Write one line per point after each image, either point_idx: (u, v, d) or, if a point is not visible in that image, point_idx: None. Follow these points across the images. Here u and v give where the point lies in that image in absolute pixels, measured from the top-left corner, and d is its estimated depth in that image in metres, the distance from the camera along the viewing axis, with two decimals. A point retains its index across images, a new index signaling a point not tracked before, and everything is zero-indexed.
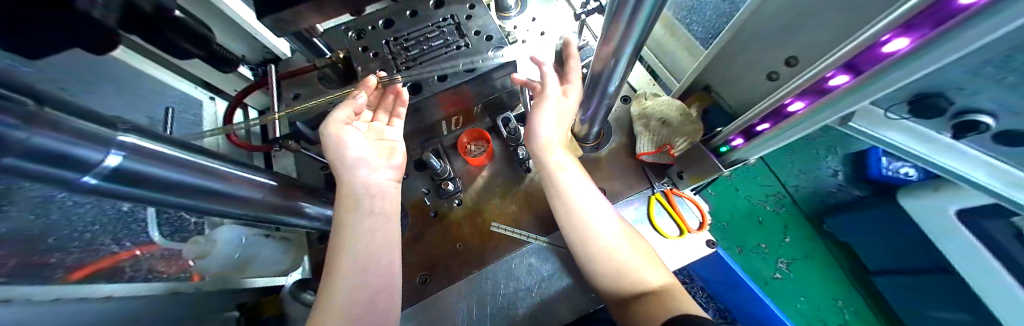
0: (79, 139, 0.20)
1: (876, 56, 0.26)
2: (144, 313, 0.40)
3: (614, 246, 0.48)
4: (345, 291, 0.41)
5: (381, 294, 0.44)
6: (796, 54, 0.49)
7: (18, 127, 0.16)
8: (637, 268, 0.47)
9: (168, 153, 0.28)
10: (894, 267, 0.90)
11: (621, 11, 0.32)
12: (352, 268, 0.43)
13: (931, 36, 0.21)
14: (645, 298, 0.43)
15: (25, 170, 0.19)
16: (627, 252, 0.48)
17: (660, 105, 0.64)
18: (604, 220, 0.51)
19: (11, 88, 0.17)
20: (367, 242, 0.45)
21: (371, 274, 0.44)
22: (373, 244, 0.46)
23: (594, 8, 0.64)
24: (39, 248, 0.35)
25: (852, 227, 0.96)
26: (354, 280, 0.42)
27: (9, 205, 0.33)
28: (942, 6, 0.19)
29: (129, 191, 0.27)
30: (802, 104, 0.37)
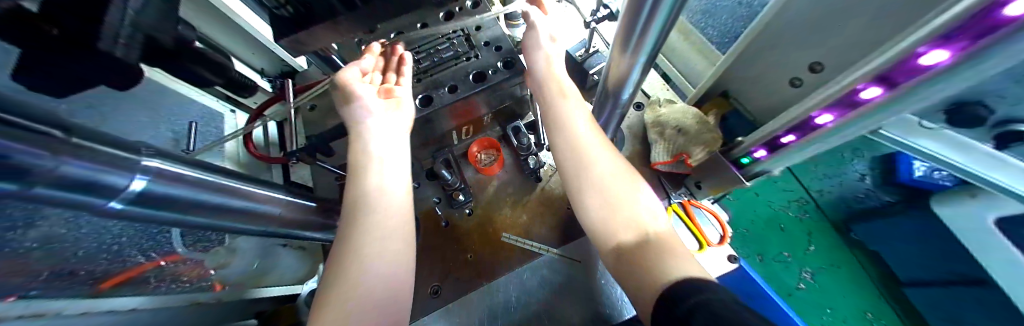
0: (105, 166, 0.21)
1: (914, 69, 0.24)
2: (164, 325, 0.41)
3: (618, 191, 0.42)
4: (354, 288, 0.37)
5: (394, 292, 0.39)
6: (820, 59, 0.47)
7: (40, 158, 0.17)
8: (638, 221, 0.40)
9: (191, 175, 0.29)
10: (926, 278, 0.83)
11: (634, 20, 0.31)
12: (360, 261, 0.38)
13: (976, 49, 0.19)
14: (644, 252, 0.37)
15: (52, 197, 0.20)
16: (632, 200, 0.41)
17: (675, 112, 0.62)
18: (609, 168, 0.44)
19: (39, 120, 0.18)
20: (377, 234, 0.41)
21: (384, 271, 0.39)
22: (381, 235, 0.41)
23: (606, 16, 0.62)
24: (70, 262, 0.37)
25: (882, 236, 0.90)
26: (361, 274, 0.38)
27: (43, 223, 0.35)
28: (979, 21, 0.17)
29: (149, 214, 0.27)
30: (831, 117, 0.34)
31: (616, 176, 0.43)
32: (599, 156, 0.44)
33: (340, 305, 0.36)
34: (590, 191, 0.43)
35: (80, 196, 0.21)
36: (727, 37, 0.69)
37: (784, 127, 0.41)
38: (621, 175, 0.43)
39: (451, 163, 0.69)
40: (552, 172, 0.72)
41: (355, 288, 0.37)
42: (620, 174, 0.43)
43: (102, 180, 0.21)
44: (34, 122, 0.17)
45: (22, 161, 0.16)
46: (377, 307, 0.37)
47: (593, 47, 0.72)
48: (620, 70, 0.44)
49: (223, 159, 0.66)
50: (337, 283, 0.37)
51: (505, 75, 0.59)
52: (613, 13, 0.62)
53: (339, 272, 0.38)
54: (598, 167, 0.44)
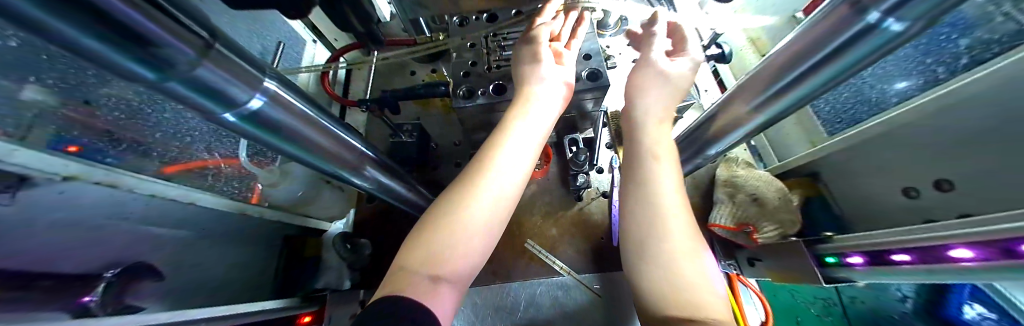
0: (230, 76, 0.22)
1: None
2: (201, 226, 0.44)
3: (678, 250, 0.36)
4: (439, 239, 0.32)
5: (469, 266, 0.34)
6: (948, 176, 0.39)
7: (180, 50, 0.17)
8: (694, 279, 0.34)
9: (297, 107, 0.28)
10: None
11: (789, 68, 0.27)
12: (456, 219, 0.33)
13: None
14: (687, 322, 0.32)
15: (178, 94, 0.20)
16: (693, 261, 0.36)
17: (755, 179, 0.56)
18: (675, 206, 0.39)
19: (193, 17, 0.18)
20: (484, 201, 0.35)
21: (471, 240, 0.33)
22: (488, 202, 0.35)
23: (714, 56, 0.57)
24: (148, 140, 0.41)
25: None
26: (453, 231, 0.33)
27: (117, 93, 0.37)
28: None
29: (251, 133, 0.27)
30: (972, 254, 0.27)
31: (682, 236, 0.37)
32: (668, 206, 0.39)
33: (423, 249, 0.32)
34: (649, 223, 0.38)
35: (203, 98, 0.21)
36: (840, 116, 0.62)
37: (903, 244, 0.33)
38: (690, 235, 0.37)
39: None
40: (595, 195, 0.69)
41: (442, 242, 0.32)
42: (683, 233, 0.37)
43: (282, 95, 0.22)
44: (193, 22, 0.18)
45: (167, 54, 0.16)
46: (447, 269, 0.32)
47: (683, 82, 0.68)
48: (727, 117, 0.40)
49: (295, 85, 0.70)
50: (428, 226, 0.34)
51: (583, 86, 0.55)
52: (725, 55, 0.57)
53: (434, 216, 0.34)
54: (663, 199, 0.39)
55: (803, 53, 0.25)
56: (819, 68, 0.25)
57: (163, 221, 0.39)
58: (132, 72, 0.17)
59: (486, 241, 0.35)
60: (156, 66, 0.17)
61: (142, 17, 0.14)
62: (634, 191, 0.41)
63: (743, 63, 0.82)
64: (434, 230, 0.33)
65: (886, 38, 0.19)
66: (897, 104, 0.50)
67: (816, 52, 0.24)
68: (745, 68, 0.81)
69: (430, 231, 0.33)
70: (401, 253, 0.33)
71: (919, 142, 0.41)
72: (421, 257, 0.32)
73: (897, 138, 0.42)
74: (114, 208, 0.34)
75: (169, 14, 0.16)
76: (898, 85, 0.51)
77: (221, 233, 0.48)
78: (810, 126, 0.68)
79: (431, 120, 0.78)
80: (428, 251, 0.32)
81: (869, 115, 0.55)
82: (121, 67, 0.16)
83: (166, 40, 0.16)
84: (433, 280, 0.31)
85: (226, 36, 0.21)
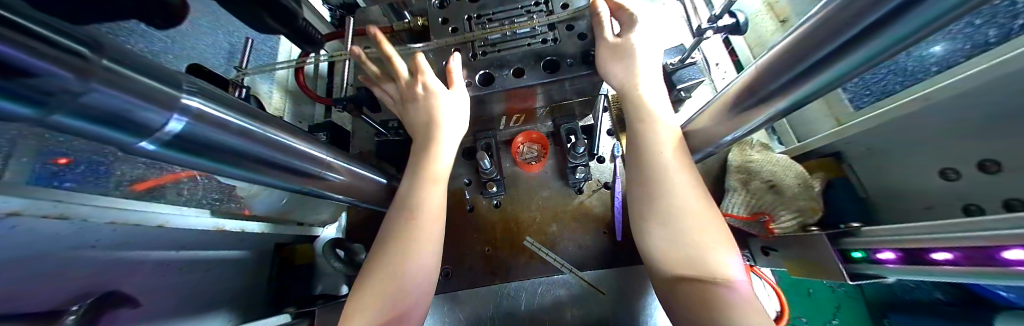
0: (145, 101, 0.18)
1: None
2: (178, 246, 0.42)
3: (687, 221, 0.36)
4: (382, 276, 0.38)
5: (418, 293, 0.39)
6: (997, 157, 0.36)
7: (69, 83, 0.14)
8: (714, 257, 0.33)
9: (232, 122, 0.25)
10: None
11: (824, 42, 0.22)
12: (399, 262, 0.39)
13: None
14: (697, 284, 0.33)
15: (76, 127, 0.17)
16: (708, 228, 0.35)
17: (773, 165, 0.51)
18: (683, 189, 0.38)
19: (67, 33, 0.14)
20: (419, 242, 0.41)
21: (414, 279, 0.39)
22: (419, 239, 0.41)
23: (726, 27, 0.50)
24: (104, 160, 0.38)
25: None
26: (401, 274, 0.39)
27: None
28: None
29: (180, 158, 0.24)
30: None
31: (699, 210, 0.36)
32: (681, 186, 0.38)
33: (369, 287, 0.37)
34: (662, 207, 0.37)
35: (109, 129, 0.18)
36: (868, 88, 0.55)
37: (946, 242, 0.29)
38: (700, 199, 0.37)
39: (492, 148, 0.63)
40: (596, 188, 0.65)
41: (393, 286, 0.37)
42: (696, 201, 0.37)
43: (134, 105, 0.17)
44: (67, 37, 0.14)
45: (51, 82, 0.13)
46: (403, 305, 0.37)
47: (690, 58, 0.61)
48: (738, 99, 0.35)
49: (272, 85, 0.69)
50: (375, 278, 0.38)
51: (580, 70, 0.50)
52: (741, 25, 0.50)
53: (375, 268, 0.39)
54: (671, 182, 0.38)
55: (844, 22, 0.20)
56: (860, 42, 0.20)
57: (137, 245, 0.38)
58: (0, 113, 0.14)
59: (426, 271, 0.41)
60: (31, 102, 0.13)
61: (11, 46, 0.11)
62: (643, 179, 0.40)
63: (758, 31, 0.74)
64: (381, 279, 0.38)
65: (952, 5, 0.15)
66: (939, 73, 0.44)
67: (859, 20, 0.19)
68: (761, 38, 0.73)
69: (379, 279, 0.38)
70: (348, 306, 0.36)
71: (970, 117, 0.35)
72: (374, 306, 0.36)
73: (943, 113, 0.37)
74: (80, 238, 0.32)
75: (48, 41, 0.13)
76: (937, 49, 0.45)
77: (204, 248, 0.46)
78: (835, 102, 0.62)
79: None
80: (384, 298, 0.36)
81: (904, 87, 0.49)
82: None
83: (47, 68, 0.12)
84: (397, 317, 0.36)
85: (119, 51, 0.17)
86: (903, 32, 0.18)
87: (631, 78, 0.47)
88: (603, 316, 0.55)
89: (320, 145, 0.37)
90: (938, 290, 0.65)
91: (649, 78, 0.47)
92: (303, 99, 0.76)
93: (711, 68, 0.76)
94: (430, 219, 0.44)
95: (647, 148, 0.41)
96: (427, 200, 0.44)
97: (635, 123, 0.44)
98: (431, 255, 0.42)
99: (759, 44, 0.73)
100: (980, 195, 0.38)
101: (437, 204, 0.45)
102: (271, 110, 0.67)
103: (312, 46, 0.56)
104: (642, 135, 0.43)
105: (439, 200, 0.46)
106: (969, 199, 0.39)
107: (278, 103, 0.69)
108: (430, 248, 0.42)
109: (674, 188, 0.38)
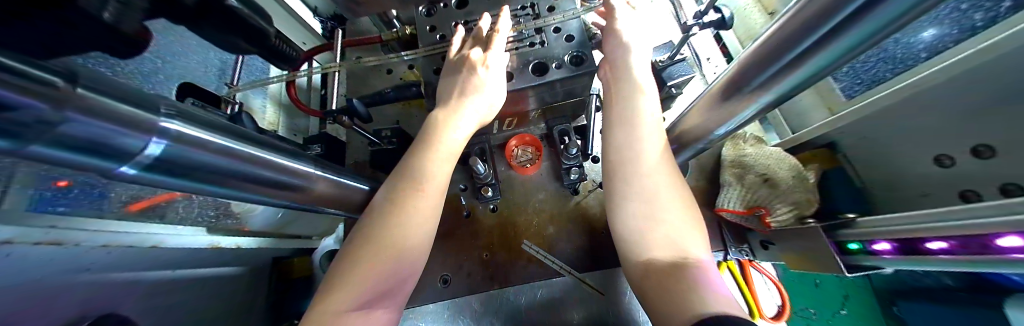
0: (121, 125, 0.18)
1: None
2: (172, 265, 0.42)
3: (662, 211, 0.36)
4: (359, 272, 0.36)
5: (400, 291, 0.39)
6: (990, 142, 0.35)
7: (43, 114, 0.14)
8: (684, 245, 0.34)
9: (213, 141, 0.25)
10: None
11: (805, 33, 0.22)
12: (394, 240, 0.38)
13: None
14: (667, 278, 0.32)
15: (53, 156, 0.17)
16: (682, 219, 0.36)
17: (766, 158, 0.51)
18: (661, 181, 0.38)
19: (37, 63, 0.14)
20: (417, 219, 0.40)
21: (406, 260, 0.39)
22: (418, 217, 0.41)
23: (712, 22, 0.50)
24: (95, 183, 0.38)
25: None
26: (395, 252, 0.38)
27: None
28: None
29: (161, 180, 0.24)
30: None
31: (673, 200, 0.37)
32: (658, 178, 0.38)
33: (347, 284, 0.35)
34: (637, 197, 0.38)
35: (88, 156, 0.18)
36: (858, 77, 0.55)
37: (940, 232, 0.29)
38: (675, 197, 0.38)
39: (486, 153, 0.63)
40: (592, 188, 0.65)
41: (384, 266, 0.37)
42: (672, 199, 0.37)
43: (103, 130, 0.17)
44: (35, 68, 0.14)
45: (25, 115, 0.13)
46: (389, 284, 0.37)
47: (680, 54, 0.62)
48: (724, 94, 0.35)
49: (265, 99, 0.69)
50: (366, 252, 0.37)
51: (571, 72, 0.49)
52: (727, 19, 0.50)
53: (366, 238, 0.38)
54: (650, 174, 0.39)
55: (819, 14, 0.20)
56: (838, 33, 0.20)
57: (132, 266, 0.38)
58: None
59: (411, 273, 0.40)
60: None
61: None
62: (622, 170, 0.41)
63: (749, 24, 0.74)
64: (371, 253, 0.37)
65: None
66: (928, 59, 0.44)
67: (834, 13, 0.19)
68: (750, 30, 0.73)
69: (370, 255, 0.37)
70: (320, 300, 0.34)
71: (957, 103, 0.35)
72: (362, 282, 0.35)
73: (931, 100, 0.36)
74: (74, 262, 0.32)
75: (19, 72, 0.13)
76: (925, 35, 0.44)
77: (200, 265, 0.46)
78: (828, 92, 0.61)
79: (410, 121, 0.73)
80: (363, 294, 0.35)
81: (895, 74, 0.48)
82: None
83: (24, 101, 0.13)
84: (380, 296, 0.36)
85: (93, 77, 0.17)
86: (880, 23, 0.18)
87: (618, 77, 0.47)
88: (603, 318, 0.55)
89: (306, 160, 0.37)
90: (947, 276, 0.64)
91: (639, 70, 0.46)
92: (296, 112, 0.77)
93: (702, 63, 0.76)
94: (431, 196, 0.43)
95: (622, 148, 0.42)
96: (433, 176, 0.43)
97: (616, 114, 0.44)
98: (425, 238, 0.41)
99: (749, 37, 0.74)
100: (975, 180, 0.37)
101: (440, 183, 0.44)
102: (266, 125, 0.67)
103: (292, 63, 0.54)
104: (614, 133, 0.43)
105: (444, 178, 0.44)
106: (965, 185, 0.38)
107: (272, 117, 0.70)
108: (426, 230, 0.41)
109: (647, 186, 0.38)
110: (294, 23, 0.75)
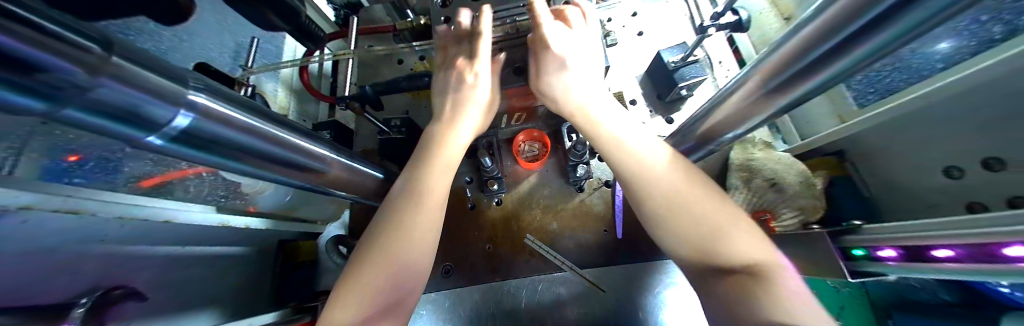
0: (153, 94, 0.18)
1: None
2: (183, 242, 0.43)
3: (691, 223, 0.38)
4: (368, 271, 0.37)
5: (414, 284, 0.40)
6: (1002, 155, 0.35)
7: (75, 79, 0.14)
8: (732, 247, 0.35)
9: (238, 119, 0.25)
10: None
11: (816, 43, 0.23)
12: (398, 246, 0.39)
13: None
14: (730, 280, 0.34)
15: (87, 122, 0.17)
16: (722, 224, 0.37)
17: (774, 162, 0.52)
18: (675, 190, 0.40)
19: (77, 27, 0.14)
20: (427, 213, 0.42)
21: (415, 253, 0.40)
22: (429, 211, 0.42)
23: (729, 24, 0.50)
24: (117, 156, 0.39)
25: None
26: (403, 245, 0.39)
27: None
28: None
29: (188, 154, 0.25)
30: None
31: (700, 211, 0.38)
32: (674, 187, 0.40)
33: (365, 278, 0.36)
34: (659, 209, 0.40)
35: (119, 125, 0.19)
36: (872, 85, 0.54)
37: (947, 239, 0.29)
38: (710, 198, 0.39)
39: (493, 147, 0.63)
40: (597, 186, 0.64)
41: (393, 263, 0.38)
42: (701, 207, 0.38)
43: (134, 96, 0.17)
44: (76, 32, 0.14)
45: (61, 79, 0.13)
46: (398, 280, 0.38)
47: (693, 55, 0.61)
48: (741, 95, 0.35)
49: (277, 83, 0.69)
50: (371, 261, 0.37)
51: None
52: (743, 22, 0.50)
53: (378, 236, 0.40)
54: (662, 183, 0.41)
55: (838, 19, 0.20)
56: (856, 40, 0.20)
57: (142, 241, 0.38)
58: (14, 107, 0.14)
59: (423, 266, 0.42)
60: (31, 100, 0.14)
61: (33, 46, 0.11)
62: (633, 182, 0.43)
63: (764, 28, 0.73)
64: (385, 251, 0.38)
65: (934, 9, 0.15)
66: (943, 70, 0.43)
67: (849, 20, 0.19)
68: (765, 35, 0.73)
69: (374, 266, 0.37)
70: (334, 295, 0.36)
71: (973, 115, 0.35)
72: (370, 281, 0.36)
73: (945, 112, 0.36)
74: (90, 233, 0.33)
75: (58, 35, 0.13)
76: (942, 46, 0.44)
77: (210, 244, 0.47)
78: (839, 99, 0.61)
79: (420, 112, 0.74)
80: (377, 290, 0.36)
81: (908, 84, 0.48)
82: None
83: (57, 64, 0.13)
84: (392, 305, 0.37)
85: (129, 46, 0.17)
86: (895, 30, 0.18)
87: None
88: (604, 314, 0.56)
89: (323, 142, 0.37)
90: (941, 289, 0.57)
91: None
92: (306, 98, 0.77)
93: (713, 66, 0.75)
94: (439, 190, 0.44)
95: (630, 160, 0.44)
96: (435, 188, 0.44)
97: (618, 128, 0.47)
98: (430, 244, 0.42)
99: (764, 41, 0.73)
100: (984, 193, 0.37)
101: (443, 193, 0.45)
102: (276, 108, 0.68)
103: (314, 43, 0.57)
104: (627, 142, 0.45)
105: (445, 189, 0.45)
106: (972, 197, 0.38)
107: (283, 102, 0.70)
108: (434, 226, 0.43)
109: (689, 199, 0.39)
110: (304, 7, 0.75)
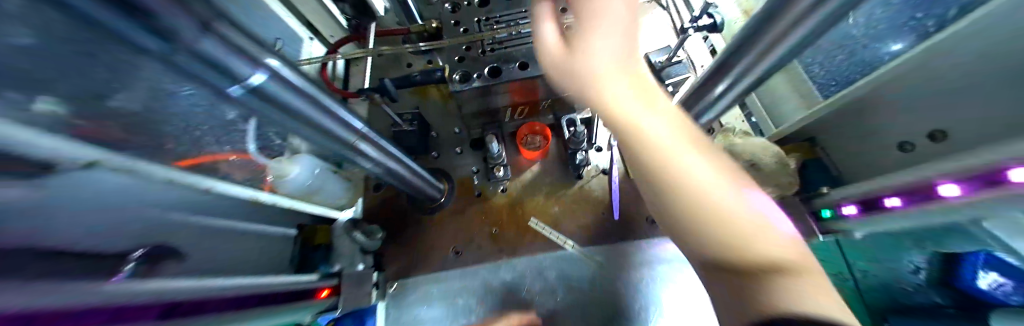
0: (240, 54, 0.22)
1: None
2: (216, 216, 0.47)
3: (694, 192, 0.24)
4: None
5: None
6: (945, 127, 0.41)
7: (205, 34, 0.18)
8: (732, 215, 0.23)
9: (297, 85, 0.28)
10: None
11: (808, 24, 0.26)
12: None
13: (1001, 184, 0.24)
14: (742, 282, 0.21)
15: (191, 71, 0.21)
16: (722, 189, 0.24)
17: (752, 146, 0.56)
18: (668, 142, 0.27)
19: None
20: None
21: None
22: None
23: (707, 26, 0.57)
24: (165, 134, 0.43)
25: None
26: None
27: None
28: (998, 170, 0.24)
29: (253, 106, 0.28)
30: (958, 190, 0.28)
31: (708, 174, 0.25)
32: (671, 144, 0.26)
33: None
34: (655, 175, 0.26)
35: (210, 73, 0.22)
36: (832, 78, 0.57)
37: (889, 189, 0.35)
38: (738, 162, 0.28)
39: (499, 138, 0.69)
40: (594, 173, 0.69)
41: None
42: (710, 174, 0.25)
43: (229, 54, 0.21)
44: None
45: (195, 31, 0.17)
46: None
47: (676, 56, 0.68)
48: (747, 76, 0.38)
49: None
50: None
51: None
52: (718, 24, 0.57)
53: None
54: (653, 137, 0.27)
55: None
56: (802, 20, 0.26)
57: (180, 210, 0.41)
58: (152, 49, 0.17)
59: None
60: (158, 40, 0.16)
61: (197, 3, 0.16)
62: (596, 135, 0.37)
63: None
64: None
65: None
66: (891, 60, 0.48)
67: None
68: None
69: None
70: None
71: None
72: None
73: None
74: (137, 198, 0.36)
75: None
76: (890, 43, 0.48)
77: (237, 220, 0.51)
78: (796, 77, 0.62)
79: (429, 108, 0.79)
80: None
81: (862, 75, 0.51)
82: (150, 44, 0.17)
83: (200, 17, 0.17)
84: None
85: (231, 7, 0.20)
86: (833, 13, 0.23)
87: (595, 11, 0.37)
88: (603, 290, 0.59)
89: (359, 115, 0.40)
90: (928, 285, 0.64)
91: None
92: None
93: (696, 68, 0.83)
94: None
95: None
96: None
97: None
98: None
99: None
100: None
101: None
102: None
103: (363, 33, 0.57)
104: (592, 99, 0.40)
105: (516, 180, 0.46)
106: None
107: None
108: None
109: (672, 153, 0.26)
110: (323, 14, 0.81)
